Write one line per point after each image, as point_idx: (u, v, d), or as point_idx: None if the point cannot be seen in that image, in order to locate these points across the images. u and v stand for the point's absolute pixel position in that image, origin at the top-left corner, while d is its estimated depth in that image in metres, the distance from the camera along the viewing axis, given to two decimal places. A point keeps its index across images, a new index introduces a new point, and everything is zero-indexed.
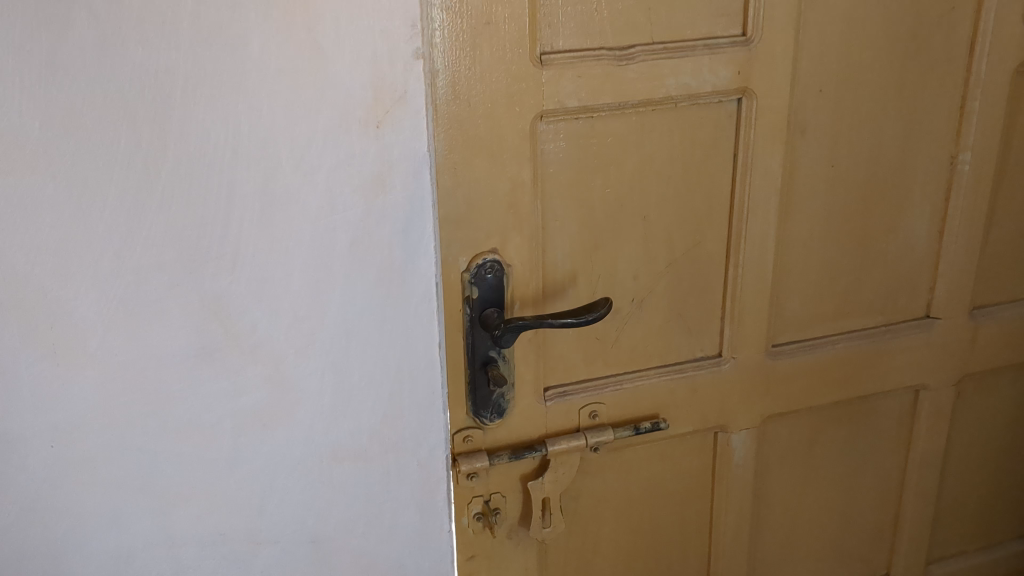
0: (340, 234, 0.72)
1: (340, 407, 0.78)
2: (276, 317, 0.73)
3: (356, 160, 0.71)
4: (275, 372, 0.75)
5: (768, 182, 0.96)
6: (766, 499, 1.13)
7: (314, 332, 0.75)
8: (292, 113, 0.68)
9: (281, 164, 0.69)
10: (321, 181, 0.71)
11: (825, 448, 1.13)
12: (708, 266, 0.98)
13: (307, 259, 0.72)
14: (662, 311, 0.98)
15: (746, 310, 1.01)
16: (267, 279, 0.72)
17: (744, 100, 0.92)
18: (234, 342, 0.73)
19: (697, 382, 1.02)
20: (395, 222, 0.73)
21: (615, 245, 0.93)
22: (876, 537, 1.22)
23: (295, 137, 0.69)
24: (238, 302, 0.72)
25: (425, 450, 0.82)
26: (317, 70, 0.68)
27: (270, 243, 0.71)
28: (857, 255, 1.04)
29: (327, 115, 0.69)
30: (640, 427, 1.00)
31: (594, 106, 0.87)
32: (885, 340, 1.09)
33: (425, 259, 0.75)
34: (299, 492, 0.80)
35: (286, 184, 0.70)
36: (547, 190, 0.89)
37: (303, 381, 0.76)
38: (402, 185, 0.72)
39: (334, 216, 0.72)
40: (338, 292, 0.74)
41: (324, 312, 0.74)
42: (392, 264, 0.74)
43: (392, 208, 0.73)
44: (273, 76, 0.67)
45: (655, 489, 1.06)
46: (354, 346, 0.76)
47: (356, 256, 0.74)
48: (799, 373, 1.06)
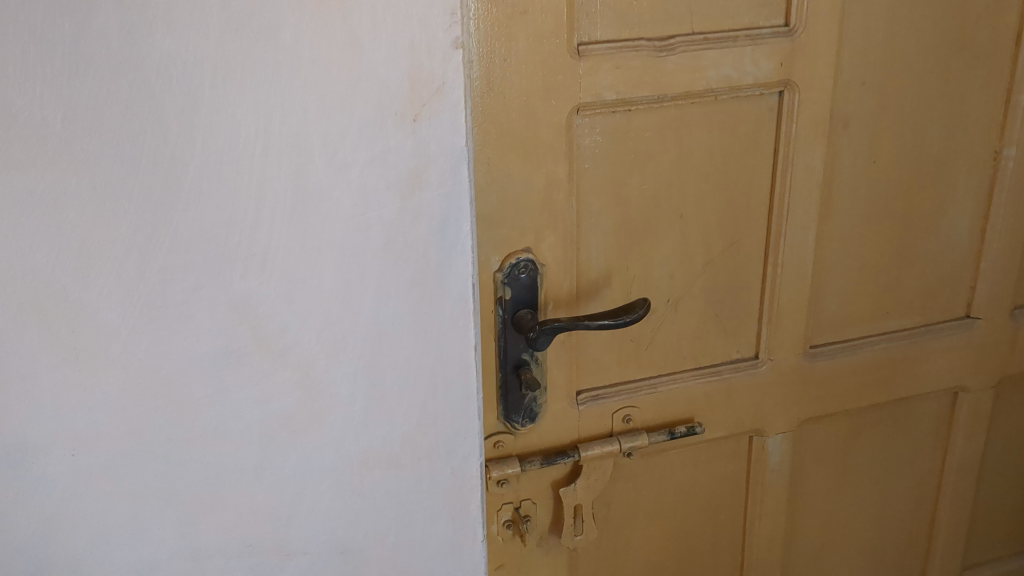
0: (374, 232, 0.69)
1: (373, 413, 0.75)
2: (308, 319, 0.70)
3: (391, 154, 0.68)
4: (305, 377, 0.72)
5: (808, 177, 0.93)
6: (801, 506, 1.10)
7: (346, 336, 0.72)
8: (326, 107, 0.65)
9: (313, 158, 0.66)
10: (356, 177, 0.67)
11: (862, 452, 1.10)
12: (746, 265, 0.95)
13: (340, 259, 0.69)
14: (698, 311, 0.95)
15: (784, 310, 0.97)
16: (297, 280, 0.69)
17: (786, 93, 0.89)
18: (264, 346, 0.70)
19: (733, 385, 0.99)
20: (432, 220, 0.70)
21: (651, 244, 0.90)
22: (911, 544, 1.18)
23: (328, 131, 0.66)
24: (268, 305, 0.69)
25: (459, 457, 0.79)
26: (352, 61, 0.65)
27: (301, 242, 0.68)
28: (898, 252, 1.01)
29: (362, 109, 0.66)
30: (675, 432, 0.97)
31: (632, 99, 0.83)
32: (925, 340, 1.06)
33: (461, 259, 0.72)
34: (329, 501, 0.77)
35: (318, 181, 0.67)
36: (582, 186, 0.86)
37: (334, 386, 0.73)
38: (438, 181, 0.69)
39: (368, 213, 0.69)
40: (373, 295, 0.71)
41: (357, 314, 0.71)
42: (428, 263, 0.71)
43: (429, 205, 0.70)
44: (307, 67, 0.64)
45: (688, 495, 1.03)
46: (388, 350, 0.73)
47: (392, 256, 0.70)
48: (837, 375, 1.03)
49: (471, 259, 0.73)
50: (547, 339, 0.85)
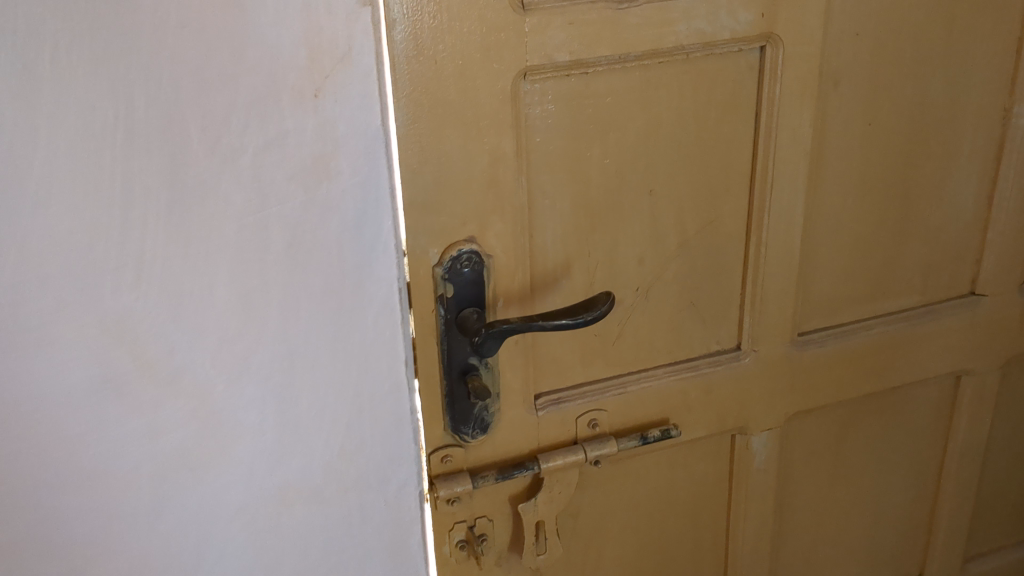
0: (275, 233, 0.57)
1: (288, 443, 0.64)
2: (200, 339, 0.58)
3: (290, 137, 0.55)
4: (202, 406, 0.60)
5: (794, 145, 0.81)
6: (790, 505, 0.99)
7: (249, 356, 0.60)
8: (203, 83, 0.52)
9: (191, 145, 0.54)
10: (247, 167, 0.55)
11: (857, 444, 1.00)
12: (725, 247, 0.83)
13: (234, 265, 0.57)
14: (671, 300, 0.84)
15: (768, 295, 0.86)
16: (182, 293, 0.57)
17: (768, 48, 0.76)
18: (147, 374, 0.58)
19: (713, 380, 0.88)
20: (346, 216, 0.58)
21: (615, 227, 0.79)
22: (908, 538, 1.09)
23: (209, 113, 0.53)
24: (148, 324, 0.57)
25: (394, 487, 0.68)
26: (233, 25, 0.52)
27: (185, 247, 0.56)
28: (895, 225, 0.89)
29: (250, 83, 0.53)
30: (648, 436, 0.86)
31: (589, 60, 0.71)
32: (925, 322, 0.95)
33: (384, 259, 0.61)
34: (242, 544, 0.65)
35: (200, 174, 0.54)
36: (533, 163, 0.74)
37: (239, 414, 0.61)
38: (350, 170, 0.57)
39: (266, 210, 0.56)
40: (278, 306, 0.59)
41: (260, 330, 0.60)
42: (343, 266, 0.60)
43: (341, 197, 0.58)
44: (176, 34, 0.51)
45: (664, 500, 0.93)
46: (302, 370, 0.62)
47: (299, 260, 0.59)
48: (828, 364, 0.92)
49: (396, 260, 0.62)
50: (496, 343, 0.74)
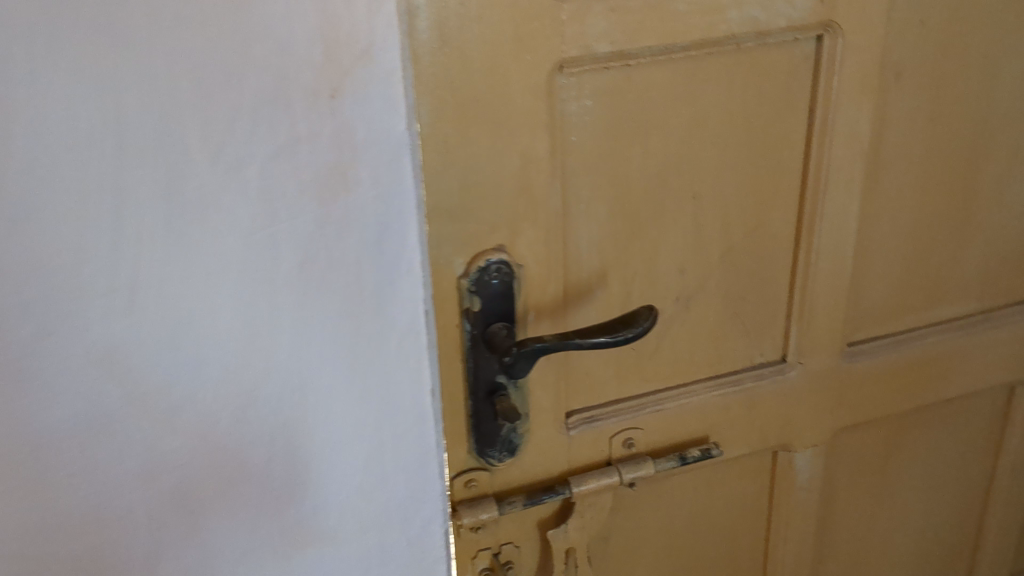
0: (286, 251, 0.51)
1: (301, 479, 0.57)
2: (202, 368, 0.52)
3: (304, 143, 0.49)
4: (204, 442, 0.54)
5: (851, 143, 0.74)
6: (832, 523, 0.93)
7: (257, 387, 0.54)
8: (204, 82, 0.46)
9: (192, 154, 0.47)
10: (254, 177, 0.49)
11: (904, 458, 0.93)
12: (772, 253, 0.77)
13: (241, 286, 0.51)
14: (713, 310, 0.77)
15: (817, 304, 0.80)
16: (182, 317, 0.50)
17: (826, 38, 0.70)
18: (142, 409, 0.52)
19: (756, 396, 0.82)
20: (365, 231, 0.52)
21: (655, 233, 0.72)
22: (953, 555, 1.03)
23: (211, 115, 0.47)
24: (142, 354, 0.50)
25: (417, 524, 0.62)
26: (239, 16, 0.45)
27: (184, 267, 0.49)
28: (955, 228, 0.83)
29: (258, 82, 0.47)
30: (687, 457, 0.80)
31: (631, 51, 0.64)
32: (983, 331, 0.89)
33: (408, 279, 0.55)
34: None
35: (201, 185, 0.48)
36: (568, 164, 0.67)
37: (245, 449, 0.55)
38: (370, 179, 0.51)
39: (276, 225, 0.50)
40: (291, 332, 0.53)
41: (268, 358, 0.53)
42: (361, 286, 0.54)
43: (360, 210, 0.51)
44: (173, 26, 0.44)
45: (700, 521, 0.87)
46: (317, 401, 0.55)
47: (314, 280, 0.52)
48: (879, 376, 0.86)
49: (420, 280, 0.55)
50: (526, 362, 0.68)
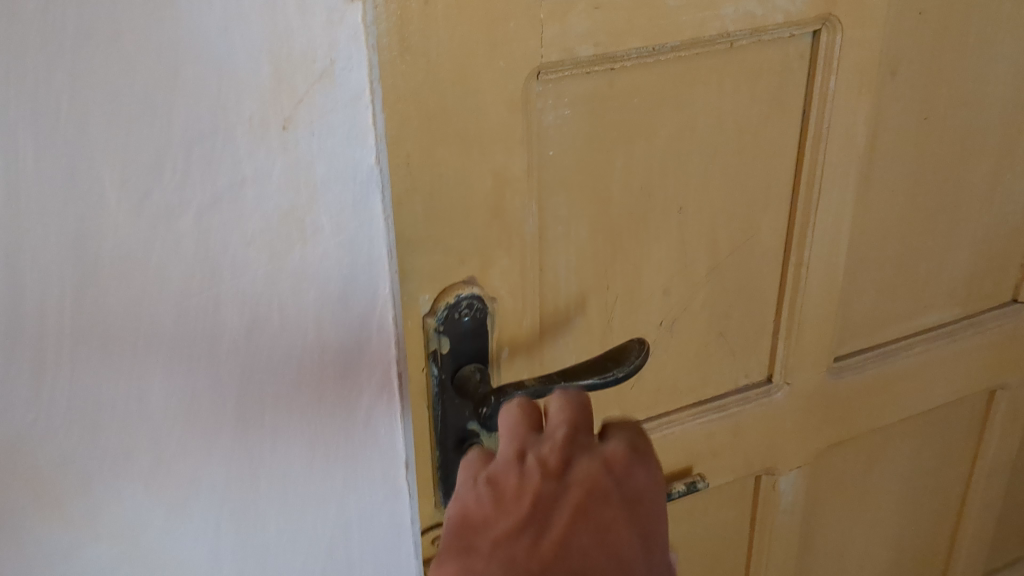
0: (233, 312, 0.45)
1: (255, 555, 0.52)
2: (139, 445, 0.46)
3: (252, 186, 0.43)
4: (144, 522, 0.48)
5: (846, 147, 0.67)
6: (812, 542, 0.88)
7: (204, 459, 0.48)
8: (128, 123, 0.39)
9: (110, 212, 0.40)
10: (190, 230, 0.42)
11: (885, 471, 0.88)
12: (760, 268, 0.70)
13: (181, 353, 0.45)
14: (698, 332, 0.70)
15: (806, 320, 0.73)
16: (112, 392, 0.44)
17: (823, 33, 0.63)
18: (74, 494, 0.46)
19: (741, 421, 0.75)
20: (328, 286, 0.47)
21: (638, 253, 0.65)
22: (929, 563, 0.99)
23: (138, 160, 0.40)
24: (67, 435, 0.44)
25: None
26: (168, 38, 0.38)
27: (111, 337, 0.43)
28: (944, 232, 0.77)
29: (192, 118, 0.40)
30: (673, 493, 0.72)
31: (616, 53, 0.56)
32: (968, 336, 0.84)
33: (379, 335, 0.49)
34: None
35: (126, 245, 0.41)
36: (545, 182, 0.59)
37: (193, 527, 0.50)
38: (330, 225, 0.45)
39: (219, 285, 0.44)
40: (244, 401, 0.48)
41: (217, 431, 0.48)
42: (323, 344, 0.48)
43: (322, 262, 0.46)
44: (86, 58, 0.38)
45: (681, 553, 0.80)
46: (276, 472, 0.50)
47: (269, 343, 0.47)
48: (866, 390, 0.81)
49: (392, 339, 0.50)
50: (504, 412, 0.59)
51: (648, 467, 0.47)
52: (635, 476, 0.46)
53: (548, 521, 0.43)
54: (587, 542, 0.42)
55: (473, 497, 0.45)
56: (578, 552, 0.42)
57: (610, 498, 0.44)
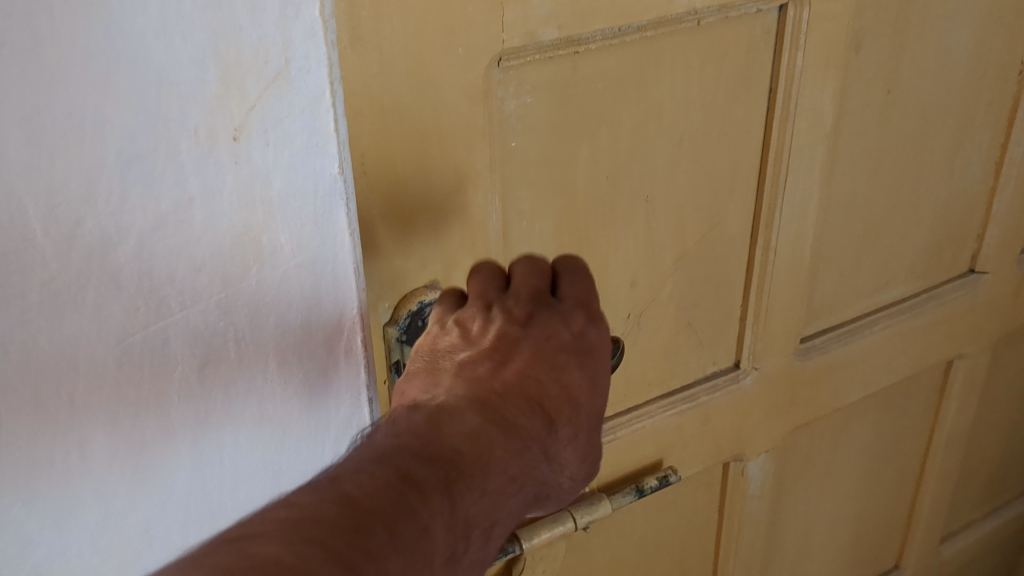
0: (190, 324, 0.44)
1: None
2: (93, 463, 0.45)
3: (203, 206, 0.42)
4: (101, 544, 0.47)
5: (814, 125, 0.65)
6: (778, 523, 0.87)
7: (167, 487, 0.48)
8: (66, 133, 0.37)
9: (50, 224, 0.38)
10: (140, 242, 0.41)
11: (848, 449, 0.87)
12: (726, 254, 0.68)
13: (130, 367, 0.43)
14: (666, 323, 0.67)
15: (774, 304, 0.71)
16: (61, 411, 0.43)
17: (790, 7, 0.59)
18: (29, 530, 0.45)
19: (710, 410, 0.73)
20: (288, 312, 0.47)
21: (605, 245, 0.61)
22: (888, 533, 1.00)
23: (79, 172, 0.38)
24: (17, 456, 0.43)
25: None
26: (108, 42, 0.37)
27: (58, 357, 0.41)
28: (906, 206, 0.76)
29: (136, 126, 0.38)
30: (645, 487, 0.70)
31: (579, 36, 0.52)
32: (928, 309, 0.83)
33: (347, 361, 0.51)
34: None
35: (70, 261, 0.40)
36: (507, 176, 0.55)
37: (153, 545, 0.48)
38: (290, 235, 0.45)
39: (173, 298, 0.43)
40: (204, 425, 0.47)
41: (174, 456, 0.47)
42: (285, 353, 0.48)
43: (287, 289, 0.46)
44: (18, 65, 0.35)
45: (651, 547, 0.78)
46: (240, 500, 0.50)
47: (229, 370, 0.47)
48: (832, 370, 0.79)
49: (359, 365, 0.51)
50: None
51: (602, 320, 0.46)
52: (590, 331, 0.45)
53: (507, 358, 0.43)
54: (539, 375, 0.43)
55: (433, 342, 0.45)
56: (532, 385, 0.43)
57: (565, 349, 0.44)
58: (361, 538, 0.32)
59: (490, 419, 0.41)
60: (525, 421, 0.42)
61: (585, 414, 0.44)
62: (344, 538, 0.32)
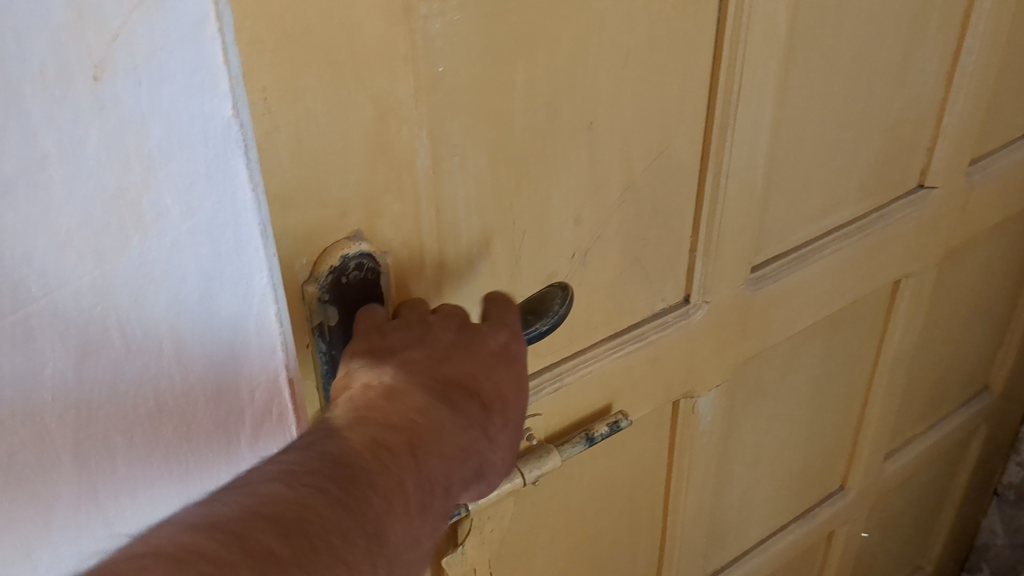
0: (53, 326, 0.33)
1: None
2: None
3: (65, 167, 0.30)
4: None
5: (767, 37, 0.59)
6: (729, 456, 0.84)
7: (50, 529, 0.37)
8: None
9: None
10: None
11: (797, 376, 0.85)
12: (674, 183, 0.62)
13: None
14: (613, 260, 0.62)
15: (725, 234, 0.66)
16: None
17: None
18: None
19: (660, 348, 0.69)
20: (183, 298, 0.36)
21: (546, 180, 0.55)
22: (834, 455, 0.98)
23: None
24: None
25: None
26: None
27: None
28: (859, 121, 0.71)
29: None
30: (595, 436, 0.65)
31: None
32: (878, 230, 0.79)
33: (258, 335, 0.40)
34: None
35: None
36: (436, 109, 0.48)
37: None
38: (174, 199, 0.33)
39: (22, 295, 0.32)
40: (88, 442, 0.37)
41: (51, 492, 0.37)
42: (179, 348, 0.37)
43: (178, 262, 0.35)
44: None
45: (603, 493, 0.75)
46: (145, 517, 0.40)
47: (109, 371, 0.35)
48: (782, 299, 0.75)
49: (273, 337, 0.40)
50: None
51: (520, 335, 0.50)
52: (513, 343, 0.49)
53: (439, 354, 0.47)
54: (472, 370, 0.47)
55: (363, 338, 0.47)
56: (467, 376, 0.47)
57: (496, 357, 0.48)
58: (347, 483, 0.38)
59: (434, 396, 0.45)
60: (464, 402, 0.46)
61: (512, 411, 0.49)
62: (333, 481, 0.37)
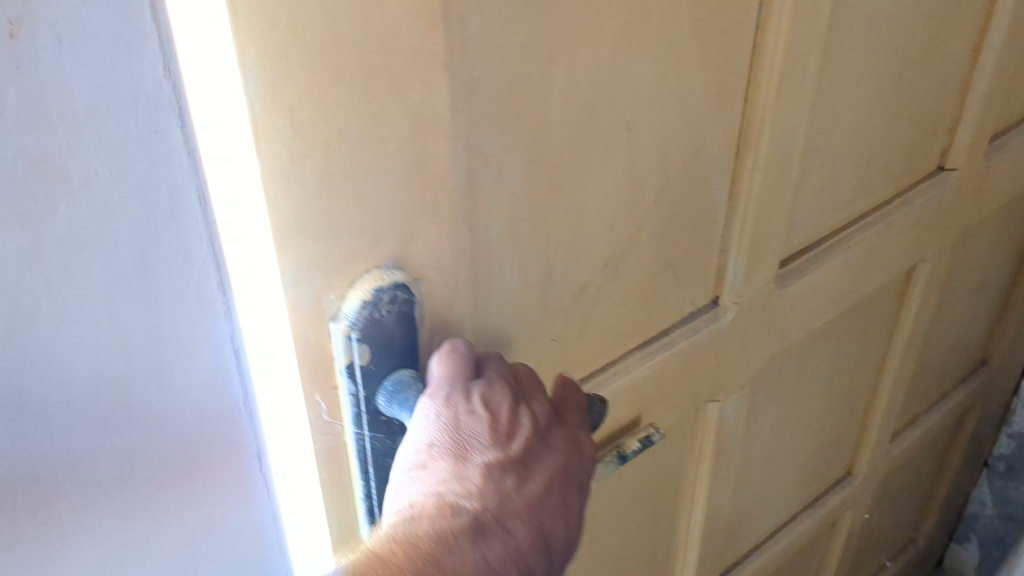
0: None
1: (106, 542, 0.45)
2: None
3: None
4: None
5: (810, 22, 0.55)
6: (750, 455, 0.81)
7: None
8: None
9: None
10: None
11: (816, 368, 0.81)
12: (710, 184, 0.58)
13: None
14: (646, 266, 0.58)
15: (758, 231, 0.62)
16: None
17: None
18: None
19: (690, 354, 0.64)
20: (123, 246, 0.38)
21: (582, 188, 0.51)
22: (846, 441, 0.96)
23: None
24: None
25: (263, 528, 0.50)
26: None
27: None
28: (888, 106, 0.67)
29: None
30: (628, 453, 0.61)
31: None
32: (901, 216, 0.76)
33: (193, 272, 0.41)
34: None
35: None
36: (473, 119, 0.43)
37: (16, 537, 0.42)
38: (109, 156, 0.36)
39: None
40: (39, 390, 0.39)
41: None
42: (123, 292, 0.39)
43: (115, 230, 0.38)
44: None
45: (628, 504, 0.71)
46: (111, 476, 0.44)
47: (47, 330, 0.38)
48: (808, 294, 0.72)
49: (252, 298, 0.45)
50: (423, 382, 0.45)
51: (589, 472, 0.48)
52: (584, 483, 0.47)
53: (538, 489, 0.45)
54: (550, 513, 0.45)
55: (476, 435, 0.43)
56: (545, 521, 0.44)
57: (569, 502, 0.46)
58: None
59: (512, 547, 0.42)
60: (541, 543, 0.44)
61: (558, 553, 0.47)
62: None
